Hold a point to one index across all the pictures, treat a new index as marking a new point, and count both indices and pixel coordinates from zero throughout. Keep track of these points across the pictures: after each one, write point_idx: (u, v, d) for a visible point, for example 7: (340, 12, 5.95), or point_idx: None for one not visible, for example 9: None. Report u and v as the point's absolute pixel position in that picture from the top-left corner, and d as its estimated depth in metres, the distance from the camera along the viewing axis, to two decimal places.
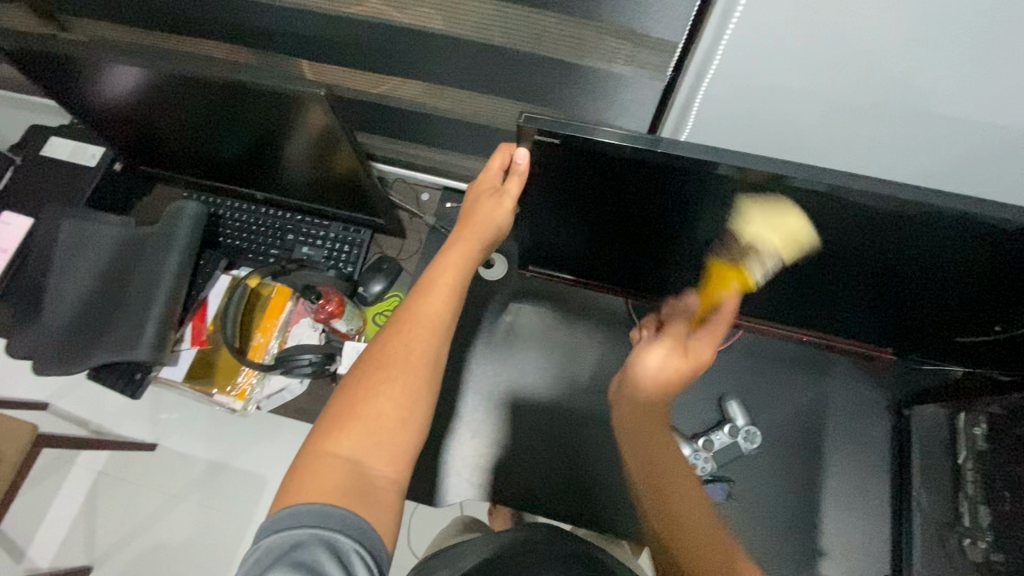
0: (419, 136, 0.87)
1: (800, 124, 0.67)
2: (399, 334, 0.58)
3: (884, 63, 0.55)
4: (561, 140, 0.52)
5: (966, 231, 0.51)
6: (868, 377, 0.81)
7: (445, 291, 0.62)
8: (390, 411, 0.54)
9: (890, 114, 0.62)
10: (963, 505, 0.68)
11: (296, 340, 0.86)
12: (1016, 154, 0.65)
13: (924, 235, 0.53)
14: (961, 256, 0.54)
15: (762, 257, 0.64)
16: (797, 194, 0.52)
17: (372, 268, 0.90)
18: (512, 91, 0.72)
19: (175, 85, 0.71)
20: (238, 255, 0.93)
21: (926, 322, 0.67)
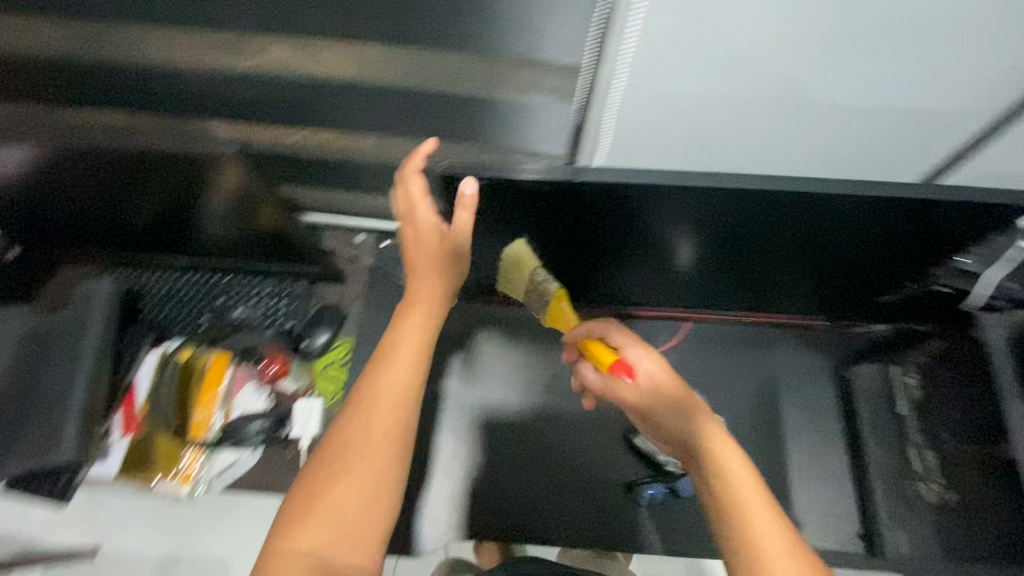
0: (342, 180, 0.85)
1: (713, 144, 0.69)
2: (359, 409, 0.51)
3: (784, 76, 0.57)
4: (486, 184, 0.55)
5: (875, 209, 0.56)
6: (811, 349, 0.85)
7: (405, 350, 0.54)
8: (356, 498, 0.48)
9: (790, 121, 0.64)
10: (911, 454, 0.75)
11: (240, 410, 0.80)
12: (914, 152, 0.68)
13: (841, 217, 0.58)
14: (872, 239, 0.61)
15: (693, 255, 0.68)
16: (724, 198, 0.56)
17: (314, 319, 0.86)
18: (431, 125, 0.72)
19: (80, 150, 0.68)
20: (165, 329, 0.84)
21: (847, 290, 0.73)
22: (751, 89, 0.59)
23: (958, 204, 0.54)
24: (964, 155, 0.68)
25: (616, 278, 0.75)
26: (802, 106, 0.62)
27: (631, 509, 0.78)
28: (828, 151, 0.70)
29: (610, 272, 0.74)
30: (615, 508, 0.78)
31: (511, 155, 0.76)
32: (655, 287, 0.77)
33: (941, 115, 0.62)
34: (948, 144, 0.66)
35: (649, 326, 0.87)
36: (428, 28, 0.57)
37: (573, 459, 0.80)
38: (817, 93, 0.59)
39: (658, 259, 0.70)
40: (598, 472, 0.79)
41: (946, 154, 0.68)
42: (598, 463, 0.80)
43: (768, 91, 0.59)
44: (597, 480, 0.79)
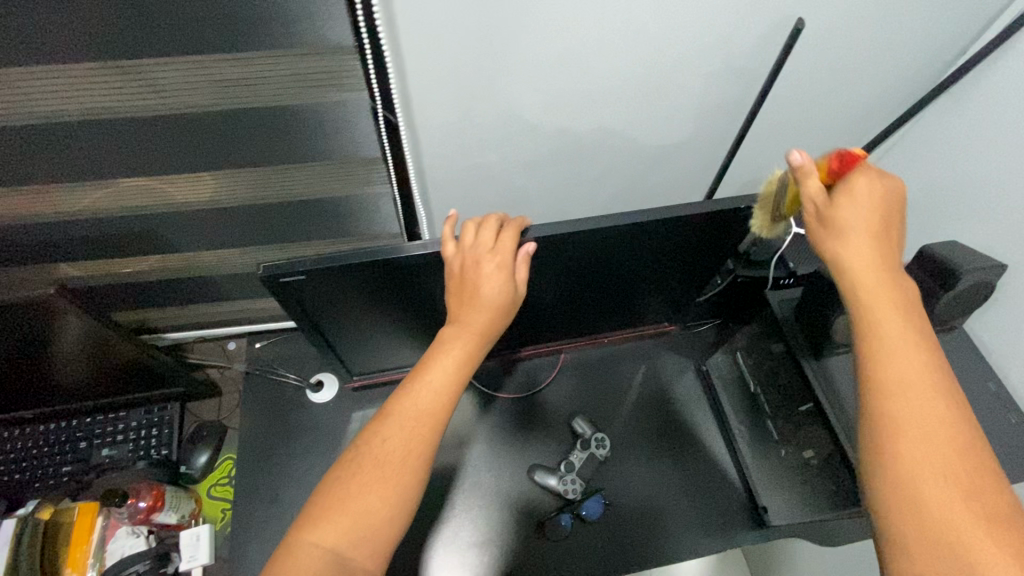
0: (197, 296, 0.85)
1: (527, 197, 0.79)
2: (399, 416, 0.54)
3: (557, 133, 0.69)
4: (308, 271, 0.57)
5: (658, 228, 0.64)
6: (670, 353, 0.95)
7: (441, 381, 0.56)
8: (378, 507, 0.51)
9: (581, 168, 0.76)
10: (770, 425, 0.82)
11: (115, 557, 0.75)
12: (690, 175, 0.82)
13: (636, 240, 0.66)
14: (671, 252, 0.70)
15: (535, 296, 0.74)
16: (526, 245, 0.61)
17: (191, 440, 0.83)
18: (271, 230, 0.75)
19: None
20: (22, 491, 0.79)
21: (676, 293, 0.82)
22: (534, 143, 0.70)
23: (727, 210, 0.63)
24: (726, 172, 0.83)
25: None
26: (583, 151, 0.73)
27: (545, 544, 0.80)
28: (625, 185, 0.82)
29: None
30: (528, 550, 0.80)
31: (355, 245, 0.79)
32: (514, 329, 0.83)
33: (693, 144, 0.75)
34: (711, 164, 0.80)
35: (530, 365, 0.94)
36: (232, 150, 0.62)
37: (481, 512, 0.82)
38: (589, 142, 0.71)
39: None
40: (508, 520, 0.81)
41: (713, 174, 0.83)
42: (507, 509, 0.82)
43: (547, 144, 0.70)
44: (506, 529, 0.81)
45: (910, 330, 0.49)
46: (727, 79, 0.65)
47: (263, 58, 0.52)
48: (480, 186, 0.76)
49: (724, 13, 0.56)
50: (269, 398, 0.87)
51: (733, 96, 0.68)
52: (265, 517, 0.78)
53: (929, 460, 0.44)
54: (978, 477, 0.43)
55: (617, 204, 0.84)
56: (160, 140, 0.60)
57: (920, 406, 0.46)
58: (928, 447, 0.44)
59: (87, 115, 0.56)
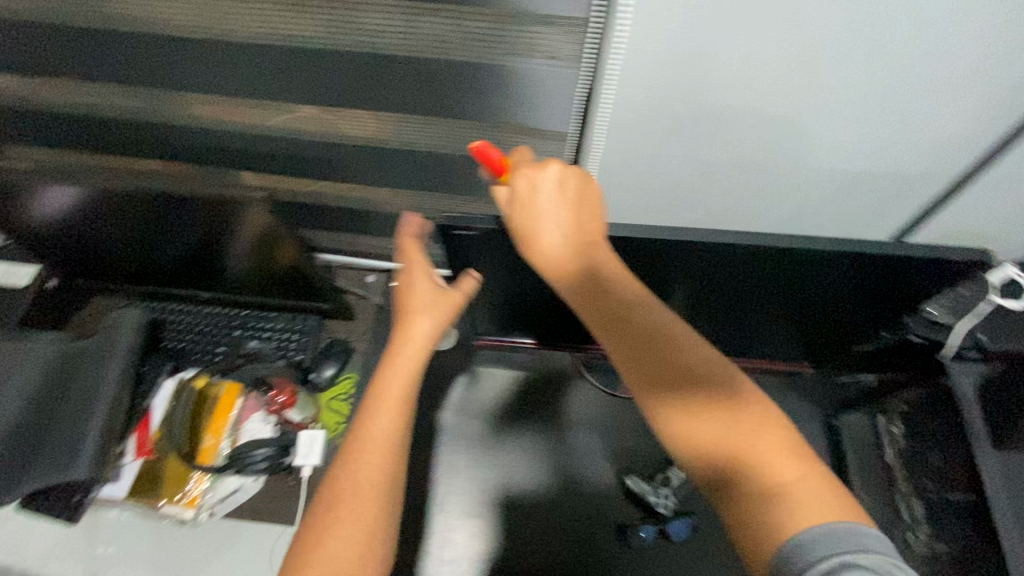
0: (357, 225, 0.94)
1: (699, 201, 0.74)
2: (349, 463, 0.55)
3: (751, 141, 0.64)
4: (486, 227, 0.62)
5: (840, 262, 0.62)
6: (797, 395, 0.88)
7: (388, 412, 0.58)
8: (344, 554, 0.52)
9: (762, 181, 0.70)
10: (901, 502, 0.76)
11: (248, 437, 0.83)
12: (877, 214, 0.75)
13: (816, 270, 0.64)
14: (845, 292, 0.67)
15: (675, 303, 0.74)
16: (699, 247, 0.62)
17: (323, 353, 0.91)
18: (442, 176, 0.81)
19: (126, 195, 0.79)
20: (182, 358, 0.90)
21: (828, 334, 0.77)
22: (730, 148, 0.65)
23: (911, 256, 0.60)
24: (922, 220, 0.74)
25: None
26: (778, 168, 0.68)
27: (619, 548, 0.79)
28: (800, 210, 0.75)
29: None
30: (606, 548, 0.79)
31: None
32: None
33: (895, 180, 0.68)
34: (906, 208, 0.73)
35: None
36: (434, 98, 0.68)
37: (564, 497, 0.82)
38: (786, 159, 0.66)
39: None
40: (591, 515, 0.81)
41: (904, 218, 0.75)
42: (589, 502, 0.82)
43: (744, 152, 0.66)
44: (588, 521, 0.81)
45: (633, 303, 0.52)
46: (960, 116, 0.58)
47: (482, 15, 0.59)
48: (646, 183, 0.71)
49: (979, 46, 0.51)
50: (395, 334, 0.94)
51: (965, 136, 0.61)
52: None
53: (710, 432, 0.47)
54: (753, 423, 0.47)
55: (786, 226, 0.79)
56: (376, 77, 0.66)
57: (685, 362, 0.50)
58: (710, 420, 0.48)
59: (330, 43, 0.64)
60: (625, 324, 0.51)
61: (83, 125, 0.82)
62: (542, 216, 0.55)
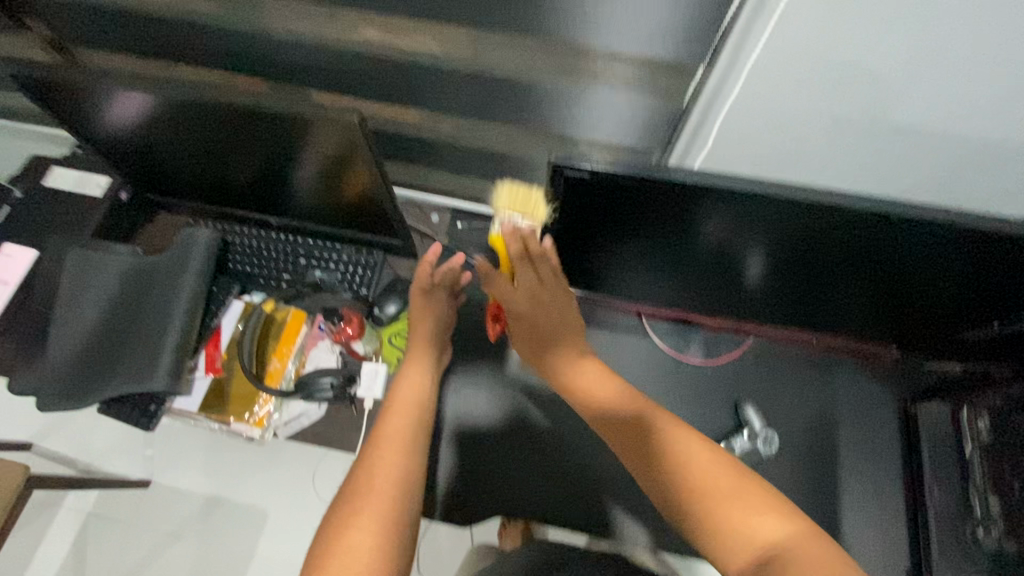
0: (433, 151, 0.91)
1: (815, 160, 0.68)
2: (369, 459, 0.63)
3: (902, 101, 0.57)
4: (593, 176, 0.58)
5: (965, 238, 0.55)
6: (874, 377, 0.85)
7: (400, 412, 0.70)
8: (370, 535, 0.55)
9: (891, 146, 0.63)
10: (973, 497, 0.73)
11: (313, 364, 0.85)
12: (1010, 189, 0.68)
13: (927, 243, 0.58)
14: (959, 273, 0.62)
15: (767, 267, 0.70)
16: (803, 207, 0.56)
17: (386, 289, 0.91)
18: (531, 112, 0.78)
19: (192, 103, 0.68)
20: (249, 281, 0.91)
21: (927, 317, 0.72)
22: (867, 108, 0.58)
23: None
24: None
25: (679, 278, 0.77)
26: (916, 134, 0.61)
27: None
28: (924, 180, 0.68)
29: (694, 272, 0.75)
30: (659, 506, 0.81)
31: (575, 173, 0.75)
32: (721, 292, 0.79)
33: None
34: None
35: (713, 334, 0.90)
36: (537, 23, 0.63)
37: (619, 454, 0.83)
38: (926, 126, 0.59)
39: (729, 265, 0.72)
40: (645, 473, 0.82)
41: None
42: None
43: (888, 115, 0.59)
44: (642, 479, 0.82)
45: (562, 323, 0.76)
46: None
47: None
48: (763, 136, 0.65)
49: None
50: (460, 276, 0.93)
51: None
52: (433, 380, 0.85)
53: (706, 485, 0.57)
54: (715, 475, 0.57)
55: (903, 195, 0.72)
56: None
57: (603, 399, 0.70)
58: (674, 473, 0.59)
59: None
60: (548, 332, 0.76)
61: (156, 30, 0.78)
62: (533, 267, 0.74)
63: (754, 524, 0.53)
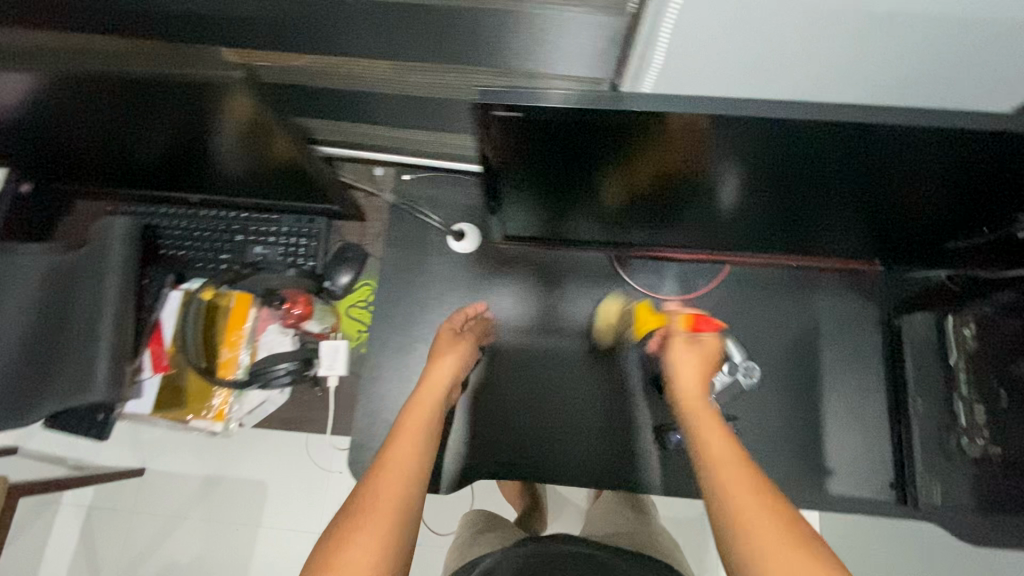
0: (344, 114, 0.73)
1: (811, 76, 0.53)
2: (371, 482, 0.58)
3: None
4: (522, 113, 0.48)
5: (965, 142, 0.48)
6: (855, 292, 0.83)
7: (415, 439, 0.63)
8: (364, 561, 0.51)
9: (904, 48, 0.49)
10: (959, 406, 0.69)
11: (267, 349, 0.80)
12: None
13: (929, 151, 0.50)
14: (957, 178, 0.55)
15: (739, 190, 0.62)
16: (788, 128, 0.48)
17: (335, 259, 0.84)
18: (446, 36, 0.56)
19: (68, 81, 0.57)
20: (185, 266, 0.84)
21: (920, 225, 0.66)
22: (858, 16, 0.46)
23: None
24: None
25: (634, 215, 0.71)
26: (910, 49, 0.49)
27: (653, 449, 0.80)
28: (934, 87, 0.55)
29: (662, 206, 0.68)
30: (643, 448, 0.80)
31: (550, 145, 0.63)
32: (695, 224, 0.72)
33: None
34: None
35: (688, 267, 0.84)
36: None
37: (599, 402, 0.82)
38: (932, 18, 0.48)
39: (701, 194, 0.64)
40: (628, 415, 0.82)
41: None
42: (624, 407, 0.81)
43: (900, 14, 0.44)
44: (624, 422, 0.81)
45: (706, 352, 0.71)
46: None
47: None
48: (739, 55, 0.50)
49: None
50: (414, 235, 0.85)
51: None
52: (399, 350, 0.81)
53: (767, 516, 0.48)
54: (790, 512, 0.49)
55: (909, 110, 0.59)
56: None
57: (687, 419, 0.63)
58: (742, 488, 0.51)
59: None
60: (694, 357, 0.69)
61: None
62: (703, 352, 0.71)
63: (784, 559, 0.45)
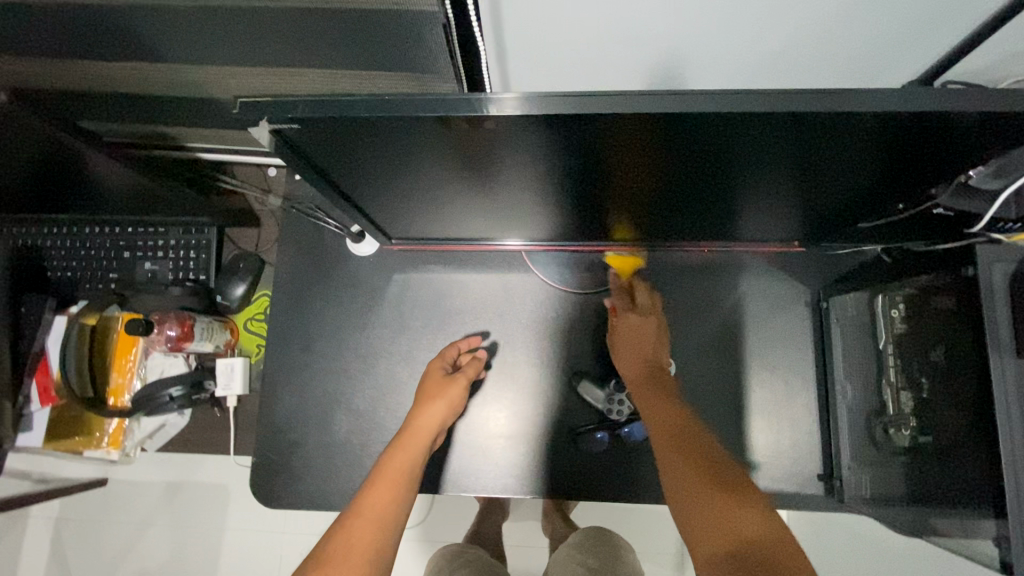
0: (192, 123, 0.64)
1: (682, 35, 0.45)
2: (344, 530, 0.54)
3: None
4: (301, 124, 0.40)
5: (856, 126, 0.39)
6: (781, 272, 0.77)
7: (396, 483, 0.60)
8: None
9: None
10: (887, 393, 0.65)
11: (156, 373, 0.76)
12: (957, 37, 0.46)
13: (819, 136, 0.41)
14: (864, 155, 0.46)
15: (627, 184, 0.54)
16: (645, 124, 0.39)
17: (226, 270, 0.78)
18: (239, 37, 0.45)
19: None
20: (71, 289, 0.79)
21: (841, 202, 0.59)
22: None
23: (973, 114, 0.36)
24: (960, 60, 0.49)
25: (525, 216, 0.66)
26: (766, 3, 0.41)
27: (572, 453, 0.75)
28: (840, 42, 0.46)
29: (553, 199, 0.60)
30: (561, 451, 0.76)
31: (408, 163, 0.51)
32: (598, 215, 0.65)
33: None
34: (940, 46, 0.46)
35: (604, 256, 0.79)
36: None
37: (516, 405, 0.77)
38: None
39: (587, 190, 0.56)
40: (546, 418, 0.77)
41: (935, 61, 0.49)
42: (541, 409, 0.77)
43: None
44: (542, 426, 0.77)
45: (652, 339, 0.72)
46: None
47: None
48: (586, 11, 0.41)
49: None
50: (309, 239, 0.80)
51: None
52: (299, 364, 0.77)
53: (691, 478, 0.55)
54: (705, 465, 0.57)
55: (817, 66, 0.50)
56: None
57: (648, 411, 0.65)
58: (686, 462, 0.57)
59: None
60: (642, 333, 0.72)
61: None
62: (642, 337, 0.72)
63: (738, 519, 0.51)
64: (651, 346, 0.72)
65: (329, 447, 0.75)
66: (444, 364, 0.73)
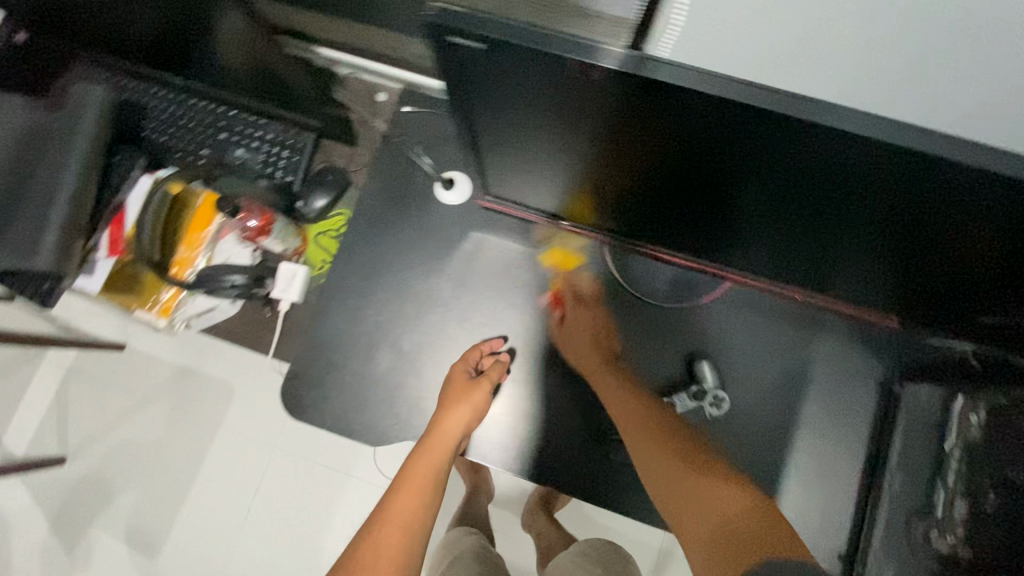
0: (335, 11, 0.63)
1: None
2: (372, 538, 0.58)
3: None
4: (490, 45, 0.34)
5: None
6: (859, 343, 0.74)
7: (421, 488, 0.63)
8: None
9: None
10: (938, 495, 0.61)
11: (223, 258, 0.76)
12: None
13: (994, 212, 0.36)
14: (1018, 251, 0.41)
15: (742, 204, 0.48)
16: (816, 140, 0.32)
17: (314, 178, 0.79)
18: None
19: None
20: (161, 154, 0.80)
21: (960, 292, 0.52)
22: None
23: None
24: None
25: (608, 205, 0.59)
26: None
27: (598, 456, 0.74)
28: None
29: (648, 198, 0.53)
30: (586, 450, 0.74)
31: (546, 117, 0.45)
32: (691, 228, 0.59)
33: None
34: None
35: (684, 274, 0.75)
36: None
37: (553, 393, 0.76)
38: None
39: (695, 200, 0.50)
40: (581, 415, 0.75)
41: None
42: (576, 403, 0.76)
43: None
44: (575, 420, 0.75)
45: (600, 325, 0.76)
46: None
47: None
48: None
49: None
50: (400, 171, 0.79)
51: None
52: (357, 289, 0.77)
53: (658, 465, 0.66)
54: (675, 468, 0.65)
55: None
56: None
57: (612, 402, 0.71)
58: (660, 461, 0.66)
59: None
60: (586, 332, 0.75)
61: None
62: (586, 326, 0.75)
63: (709, 494, 0.62)
64: (600, 335, 0.75)
65: (363, 377, 0.75)
66: (467, 369, 0.73)
